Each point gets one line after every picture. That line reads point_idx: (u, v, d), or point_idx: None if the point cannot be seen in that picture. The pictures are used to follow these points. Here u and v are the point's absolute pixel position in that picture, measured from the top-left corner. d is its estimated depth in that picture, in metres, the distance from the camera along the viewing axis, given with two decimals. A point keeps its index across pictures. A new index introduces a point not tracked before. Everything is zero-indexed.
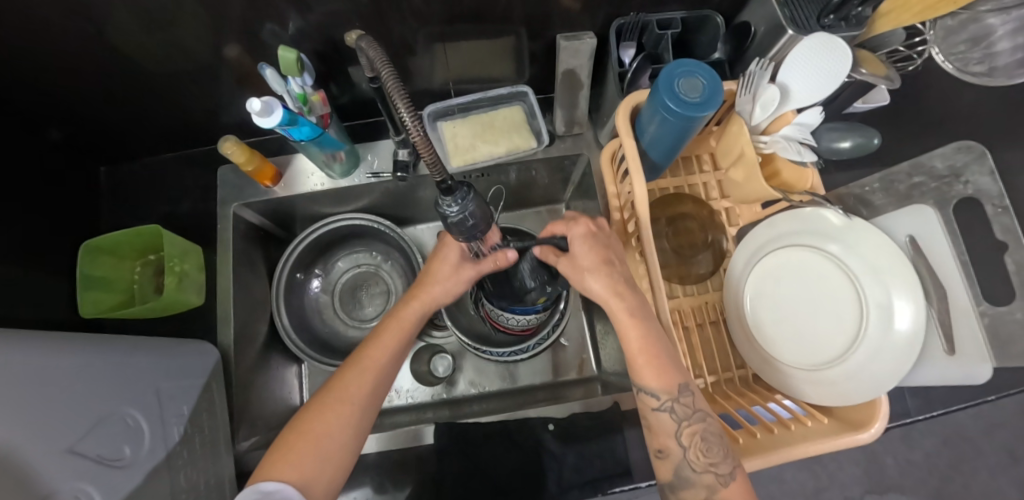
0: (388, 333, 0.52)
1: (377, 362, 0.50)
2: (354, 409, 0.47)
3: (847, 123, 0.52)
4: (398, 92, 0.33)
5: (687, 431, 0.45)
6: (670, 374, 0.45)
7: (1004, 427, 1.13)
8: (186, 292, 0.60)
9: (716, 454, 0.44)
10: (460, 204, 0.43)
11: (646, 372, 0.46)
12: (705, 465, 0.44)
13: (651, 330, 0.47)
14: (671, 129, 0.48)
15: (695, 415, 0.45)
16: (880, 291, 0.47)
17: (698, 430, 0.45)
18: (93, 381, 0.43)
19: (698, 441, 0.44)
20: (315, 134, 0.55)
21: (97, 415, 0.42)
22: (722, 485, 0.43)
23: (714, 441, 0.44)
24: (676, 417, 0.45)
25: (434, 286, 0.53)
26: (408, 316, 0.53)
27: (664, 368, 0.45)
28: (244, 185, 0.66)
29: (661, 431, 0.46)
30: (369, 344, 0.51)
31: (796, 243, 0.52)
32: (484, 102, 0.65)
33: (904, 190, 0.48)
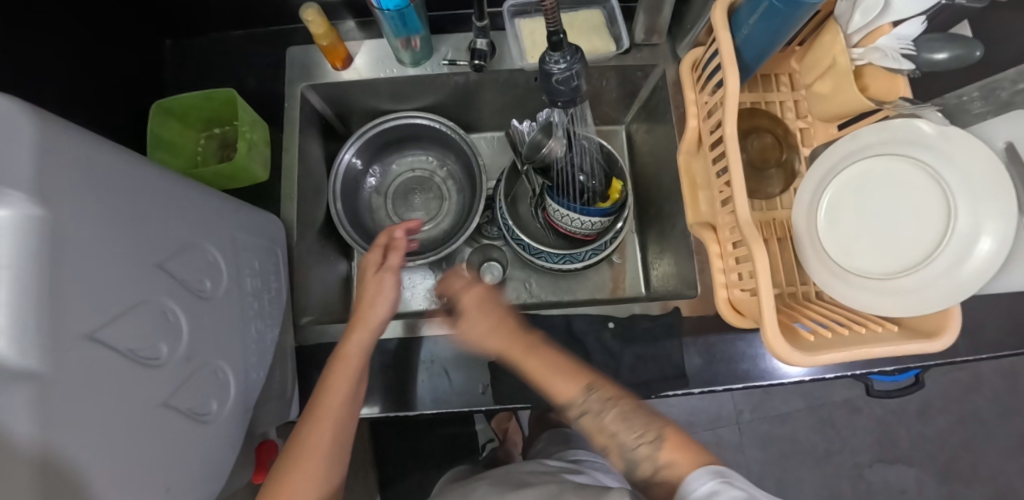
0: (338, 376, 0.49)
1: (333, 408, 0.48)
2: (320, 458, 0.47)
3: (948, 35, 0.51)
4: None
5: (609, 420, 0.47)
6: (570, 379, 0.49)
7: (1019, 414, 1.15)
8: (253, 162, 0.59)
9: (639, 426, 0.46)
10: (567, 62, 0.42)
11: (569, 388, 0.49)
12: (636, 439, 0.45)
13: (558, 361, 0.51)
14: (770, 24, 0.47)
15: (609, 404, 0.48)
16: (971, 199, 0.46)
17: (619, 413, 0.47)
18: (187, 209, 0.43)
19: (621, 421, 0.47)
20: (403, 6, 0.54)
21: (187, 243, 0.42)
22: (658, 450, 0.44)
23: (635, 416, 0.47)
24: (593, 411, 0.48)
25: (375, 309, 0.52)
26: (353, 355, 0.50)
27: (570, 372, 0.50)
28: (312, 67, 0.65)
29: (596, 430, 0.48)
30: (320, 393, 0.49)
31: (884, 154, 0.51)
32: (564, 4, 0.63)
33: (1006, 97, 0.47)
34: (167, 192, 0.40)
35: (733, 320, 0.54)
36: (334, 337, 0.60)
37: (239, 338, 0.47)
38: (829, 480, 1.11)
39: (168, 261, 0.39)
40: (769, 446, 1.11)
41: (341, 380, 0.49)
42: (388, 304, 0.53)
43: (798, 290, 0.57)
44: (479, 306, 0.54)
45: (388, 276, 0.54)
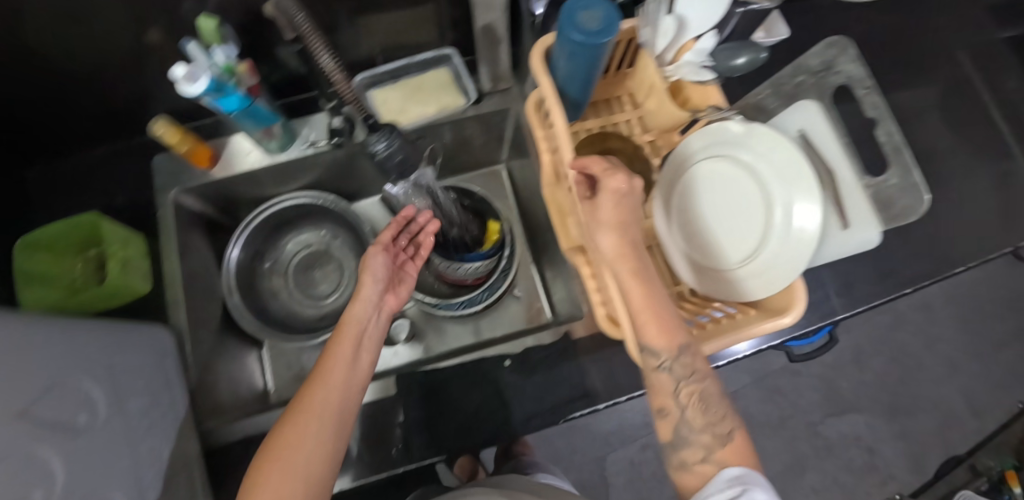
0: (335, 355, 0.50)
1: (332, 404, 0.47)
2: (325, 425, 0.46)
3: (740, 43, 0.56)
4: None
5: (686, 389, 0.44)
6: (673, 334, 0.43)
7: (943, 341, 1.23)
8: (131, 279, 0.59)
9: (713, 413, 0.45)
10: (387, 140, 0.46)
11: (658, 341, 0.43)
12: (705, 426, 0.44)
13: (666, 322, 0.44)
14: (578, 57, 0.51)
15: (694, 376, 0.44)
16: (783, 185, 0.51)
17: (695, 391, 0.44)
18: (51, 348, 0.43)
19: (697, 401, 0.45)
20: (244, 105, 0.57)
21: (55, 382, 0.42)
22: (717, 445, 0.44)
23: (713, 401, 0.45)
24: (676, 376, 0.44)
25: (355, 304, 0.54)
26: (349, 322, 0.53)
27: (671, 332, 0.43)
28: (181, 171, 0.66)
29: (661, 389, 0.45)
30: (310, 389, 0.48)
31: (709, 156, 0.56)
32: (412, 69, 0.68)
33: (790, 89, 0.51)
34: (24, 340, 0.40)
35: (612, 331, 0.57)
36: (245, 431, 0.60)
37: (131, 462, 0.47)
38: (789, 445, 1.16)
39: (40, 407, 0.39)
40: None
41: (347, 350, 0.51)
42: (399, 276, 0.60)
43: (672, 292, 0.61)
44: (382, 272, 0.57)
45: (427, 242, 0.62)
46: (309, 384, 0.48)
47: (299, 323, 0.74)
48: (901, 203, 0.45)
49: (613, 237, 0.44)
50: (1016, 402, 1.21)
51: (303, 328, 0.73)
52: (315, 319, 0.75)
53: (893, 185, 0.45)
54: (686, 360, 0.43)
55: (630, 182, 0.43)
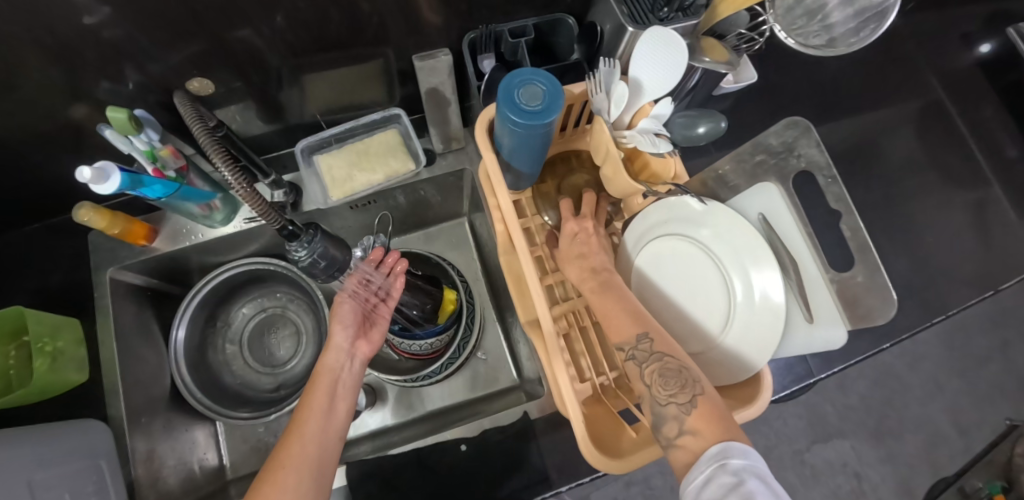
0: (315, 390, 0.49)
1: (307, 449, 0.44)
2: (303, 474, 0.43)
3: (697, 110, 0.53)
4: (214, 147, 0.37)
5: (647, 372, 0.41)
6: (629, 323, 0.44)
7: (925, 360, 1.17)
8: (63, 371, 0.56)
9: (675, 384, 0.40)
10: (307, 247, 0.42)
11: (625, 323, 0.44)
12: (668, 398, 0.40)
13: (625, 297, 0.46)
14: (523, 137, 0.48)
15: (654, 356, 0.42)
16: (745, 267, 0.48)
17: (656, 367, 0.41)
18: None
19: (656, 376, 0.41)
20: (170, 191, 0.53)
21: None
22: (688, 414, 0.39)
23: (672, 374, 0.40)
24: (637, 363, 0.42)
25: (335, 333, 0.52)
26: (324, 369, 0.50)
27: (636, 315, 0.44)
28: (118, 247, 0.63)
29: (631, 377, 0.43)
30: (289, 434, 0.46)
31: (669, 232, 0.52)
32: (359, 130, 0.66)
33: (751, 168, 0.49)
34: None
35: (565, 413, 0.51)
36: None
37: None
38: (775, 475, 1.14)
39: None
40: None
41: (320, 393, 0.49)
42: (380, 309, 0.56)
43: None
44: (353, 318, 0.53)
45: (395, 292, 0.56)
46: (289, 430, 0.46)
47: (255, 395, 0.71)
48: (865, 302, 0.43)
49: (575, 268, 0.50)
50: (1003, 418, 1.14)
51: (259, 400, 0.70)
52: (273, 389, 0.72)
53: (858, 283, 0.43)
54: (645, 347, 0.42)
55: (584, 225, 0.53)
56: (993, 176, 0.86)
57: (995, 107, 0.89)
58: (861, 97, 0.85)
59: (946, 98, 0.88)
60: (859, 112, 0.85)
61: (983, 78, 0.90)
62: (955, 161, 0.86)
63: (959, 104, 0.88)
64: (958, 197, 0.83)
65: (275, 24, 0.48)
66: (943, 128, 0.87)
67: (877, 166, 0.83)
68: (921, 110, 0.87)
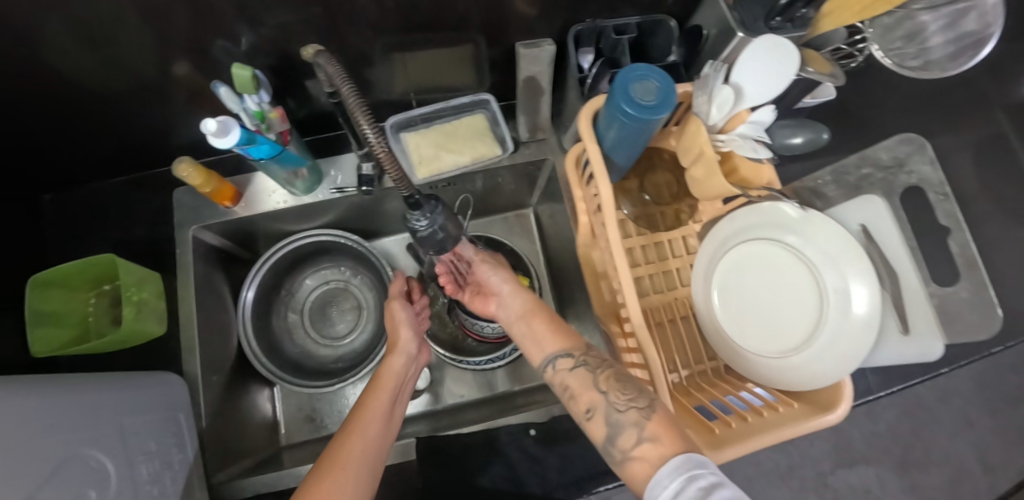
0: (377, 389, 0.49)
1: (366, 438, 0.45)
2: (360, 466, 0.42)
3: (797, 121, 0.54)
4: (359, 107, 0.37)
5: (602, 378, 0.45)
6: (572, 338, 0.49)
7: (959, 395, 1.16)
8: (145, 322, 0.57)
9: (632, 391, 0.43)
10: (429, 217, 0.43)
11: (547, 343, 0.50)
12: (626, 402, 0.42)
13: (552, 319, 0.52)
14: (631, 131, 0.49)
15: (605, 363, 0.46)
16: (837, 276, 0.49)
17: (611, 374, 0.45)
18: (67, 414, 0.41)
19: (613, 382, 0.44)
20: (275, 152, 0.54)
21: (67, 454, 0.40)
22: (646, 418, 0.40)
23: (629, 379, 0.44)
24: (590, 368, 0.46)
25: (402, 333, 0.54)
26: (388, 372, 0.51)
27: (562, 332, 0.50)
28: (201, 206, 0.64)
29: (581, 389, 0.45)
30: (351, 421, 0.46)
31: (757, 236, 0.54)
32: (447, 112, 0.66)
33: (854, 181, 0.50)
34: (35, 412, 0.38)
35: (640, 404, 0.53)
36: (257, 491, 0.58)
37: None
38: (796, 495, 1.14)
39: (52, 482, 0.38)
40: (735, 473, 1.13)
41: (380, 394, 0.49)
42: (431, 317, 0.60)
43: (707, 368, 0.58)
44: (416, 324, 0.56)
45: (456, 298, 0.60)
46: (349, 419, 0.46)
47: (314, 365, 0.72)
48: (967, 318, 0.44)
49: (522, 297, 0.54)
50: None
51: (317, 370, 0.71)
52: (332, 360, 0.72)
53: (962, 298, 0.44)
54: (569, 363, 0.47)
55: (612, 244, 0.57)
56: None
57: None
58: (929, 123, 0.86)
59: (1011, 130, 0.88)
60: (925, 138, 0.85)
61: None
62: (1016, 195, 0.86)
63: None
64: (1016, 231, 0.84)
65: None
66: (1005, 161, 0.87)
67: None
68: (984, 140, 0.87)
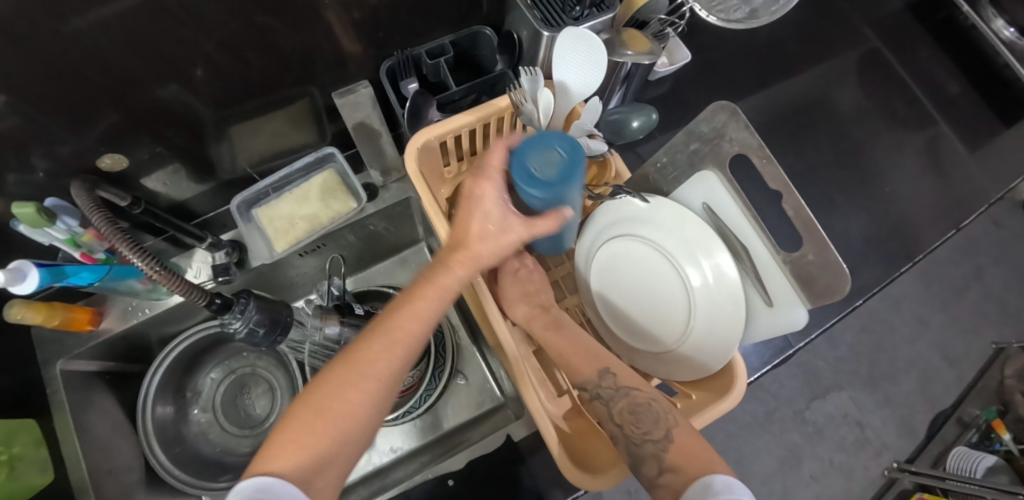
0: (425, 298, 0.41)
1: (395, 361, 0.38)
2: (383, 389, 0.38)
3: (628, 106, 0.54)
4: (121, 242, 0.44)
5: (617, 410, 0.43)
6: (594, 359, 0.47)
7: (908, 299, 1.18)
8: (24, 476, 0.52)
9: (647, 422, 0.41)
10: (242, 317, 0.46)
11: (585, 368, 0.46)
12: (642, 436, 0.40)
13: (583, 343, 0.48)
14: (538, 211, 0.42)
15: (620, 391, 0.44)
16: (693, 257, 0.48)
17: (626, 405, 0.43)
18: None
19: (628, 415, 0.42)
20: (101, 275, 0.52)
21: None
22: (665, 450, 0.39)
23: (643, 412, 0.41)
24: (604, 401, 0.44)
25: (477, 242, 0.42)
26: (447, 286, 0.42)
27: (587, 359, 0.46)
28: (64, 337, 0.61)
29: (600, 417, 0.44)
30: (380, 339, 0.39)
31: (618, 233, 0.52)
32: (297, 175, 0.64)
33: (688, 159, 0.48)
34: None
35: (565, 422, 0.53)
36: None
37: None
38: (779, 439, 1.13)
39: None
40: (714, 436, 1.12)
41: (383, 353, 0.38)
42: (496, 249, 0.43)
43: None
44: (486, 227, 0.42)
45: (513, 238, 0.42)
46: (380, 330, 0.39)
47: (236, 460, 0.69)
48: (822, 279, 0.42)
49: (524, 308, 0.51)
50: (988, 344, 1.16)
51: (240, 465, 0.68)
52: (253, 450, 0.69)
53: (812, 261, 0.42)
54: (610, 383, 0.44)
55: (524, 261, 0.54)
56: (938, 114, 0.86)
57: (930, 44, 0.90)
58: (800, 55, 0.85)
59: (878, 42, 0.88)
60: (800, 71, 0.84)
61: (912, 18, 0.91)
62: (900, 104, 0.86)
63: (895, 49, 0.89)
64: (908, 141, 0.84)
65: (175, 78, 0.45)
66: (884, 75, 0.87)
67: (824, 121, 0.83)
68: (860, 60, 0.87)
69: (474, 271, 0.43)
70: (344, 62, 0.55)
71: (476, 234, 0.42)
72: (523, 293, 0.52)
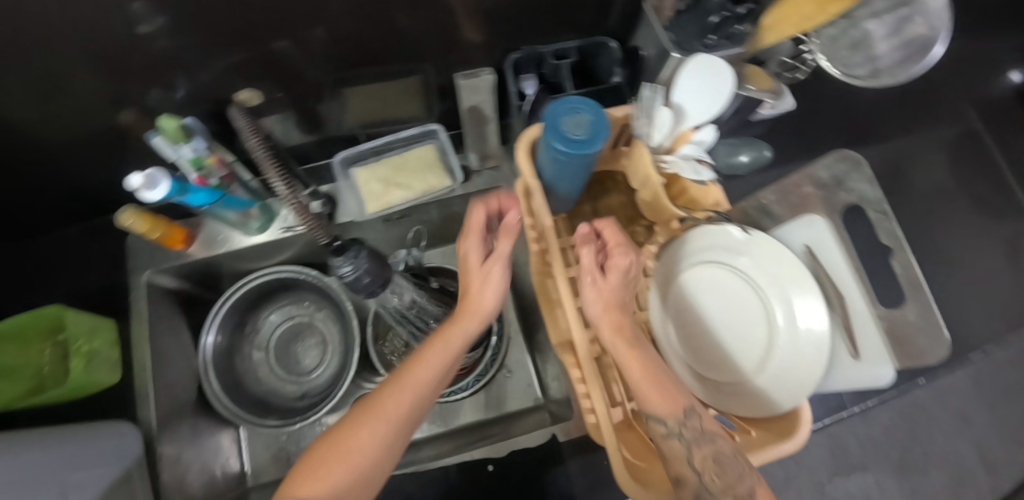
0: (433, 349, 0.42)
1: (399, 401, 0.40)
2: (391, 426, 0.39)
3: (740, 139, 0.54)
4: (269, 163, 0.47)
5: (699, 456, 0.39)
6: (675, 398, 0.41)
7: (954, 392, 1.13)
8: (98, 372, 0.57)
9: (731, 474, 0.38)
10: (352, 262, 0.42)
11: (655, 403, 0.41)
12: (723, 487, 0.37)
13: (660, 375, 0.42)
14: (559, 167, 0.48)
15: (705, 437, 0.40)
16: (784, 296, 0.48)
17: (708, 452, 0.39)
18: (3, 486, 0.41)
19: (710, 462, 0.38)
20: (215, 198, 0.55)
21: None
22: None
23: (729, 462, 0.38)
24: (686, 443, 0.39)
25: (482, 294, 0.45)
26: (455, 331, 0.43)
27: (665, 391, 0.41)
28: (154, 252, 0.64)
29: (672, 457, 0.40)
30: (387, 384, 0.41)
31: (707, 259, 0.53)
32: (397, 144, 0.66)
33: (797, 200, 0.49)
34: None
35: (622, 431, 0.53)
36: None
37: None
38: None
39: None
40: None
41: (392, 393, 0.40)
42: (496, 292, 0.45)
43: None
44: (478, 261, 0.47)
45: (505, 245, 0.47)
46: (390, 380, 0.42)
47: (280, 402, 0.71)
48: (917, 341, 0.42)
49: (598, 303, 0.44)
50: None
51: (283, 408, 0.70)
52: (297, 397, 0.71)
53: (910, 321, 0.42)
54: (695, 425, 0.40)
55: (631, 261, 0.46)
56: None
57: None
58: (896, 123, 0.84)
59: (979, 124, 0.87)
60: (893, 138, 0.84)
61: (1016, 108, 0.89)
62: (990, 191, 0.84)
63: (996, 137, 0.87)
64: (995, 230, 0.81)
65: (320, 33, 0.48)
66: (978, 159, 0.85)
67: (910, 192, 0.82)
68: (956, 139, 0.86)
69: (482, 322, 0.45)
70: (471, 46, 0.58)
71: (477, 279, 0.46)
72: (606, 299, 0.45)
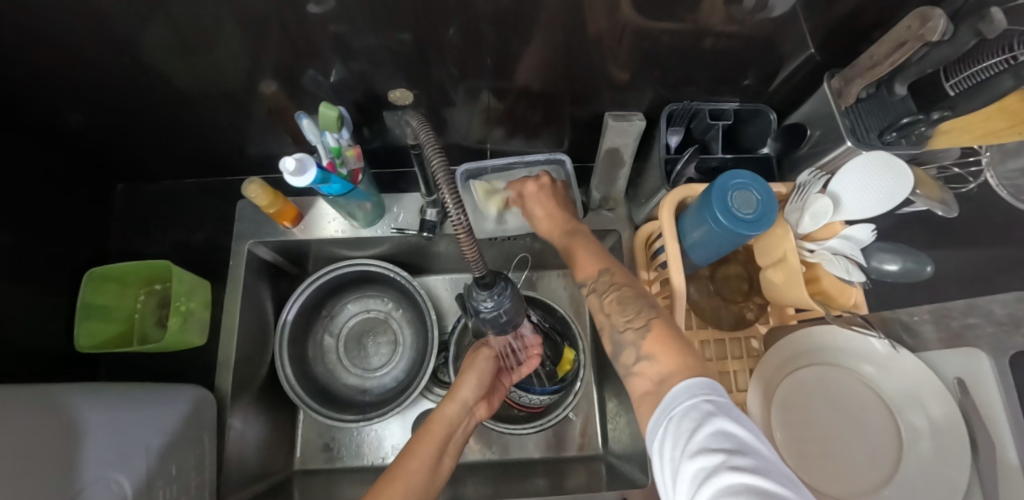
0: (431, 435, 0.47)
1: (410, 484, 0.43)
2: None
3: (898, 245, 0.50)
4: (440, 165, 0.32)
5: (607, 301, 0.46)
6: (597, 262, 0.49)
7: None
8: (189, 333, 0.57)
9: (632, 310, 0.44)
10: (496, 299, 0.41)
11: (586, 270, 0.50)
12: (626, 322, 0.43)
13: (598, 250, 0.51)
14: (713, 238, 0.45)
15: (614, 286, 0.47)
16: (916, 421, 0.45)
17: (616, 296, 0.46)
18: None
19: (616, 304, 0.45)
20: (345, 190, 0.54)
21: None
22: (643, 337, 0.41)
23: (630, 301, 0.45)
24: (598, 293, 0.47)
25: (449, 402, 0.50)
26: (441, 420, 0.49)
27: (595, 256, 0.50)
28: (262, 222, 0.64)
29: (597, 312, 0.47)
30: (407, 459, 0.45)
31: (831, 361, 0.51)
32: (519, 166, 0.65)
33: (955, 328, 0.44)
34: None
35: None
36: None
37: None
38: None
39: None
40: None
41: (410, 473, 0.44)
42: (472, 390, 0.51)
43: None
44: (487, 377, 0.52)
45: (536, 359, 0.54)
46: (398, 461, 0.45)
47: (340, 391, 0.70)
48: None
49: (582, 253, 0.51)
50: None
51: (342, 398, 0.70)
52: (358, 393, 0.70)
53: None
54: (605, 278, 0.48)
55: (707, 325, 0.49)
56: None
57: None
58: None
59: None
60: None
61: None
62: None
63: None
64: None
65: (495, 49, 0.47)
66: None
67: None
68: None
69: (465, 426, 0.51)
70: (626, 87, 0.56)
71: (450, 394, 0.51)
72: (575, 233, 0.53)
